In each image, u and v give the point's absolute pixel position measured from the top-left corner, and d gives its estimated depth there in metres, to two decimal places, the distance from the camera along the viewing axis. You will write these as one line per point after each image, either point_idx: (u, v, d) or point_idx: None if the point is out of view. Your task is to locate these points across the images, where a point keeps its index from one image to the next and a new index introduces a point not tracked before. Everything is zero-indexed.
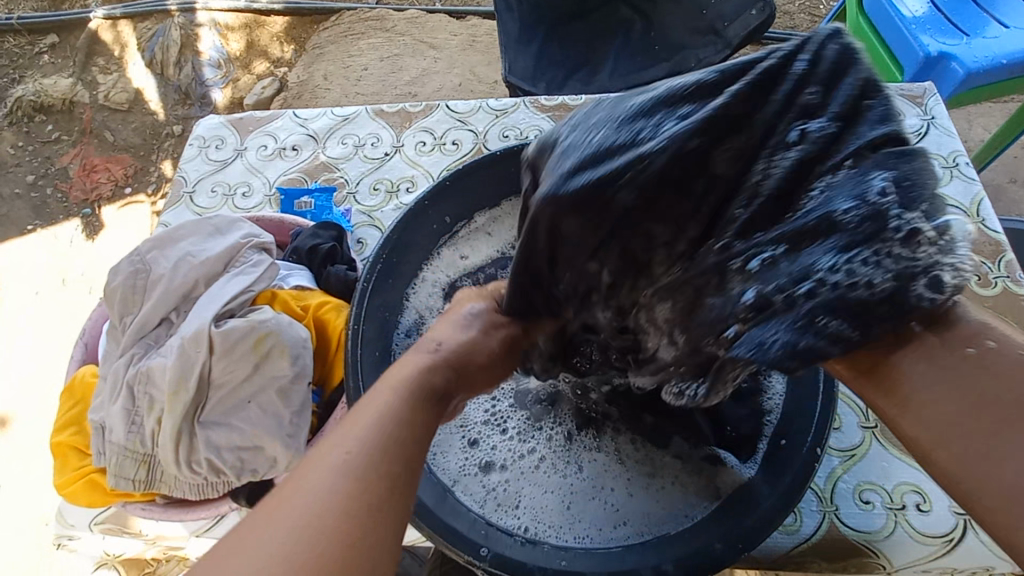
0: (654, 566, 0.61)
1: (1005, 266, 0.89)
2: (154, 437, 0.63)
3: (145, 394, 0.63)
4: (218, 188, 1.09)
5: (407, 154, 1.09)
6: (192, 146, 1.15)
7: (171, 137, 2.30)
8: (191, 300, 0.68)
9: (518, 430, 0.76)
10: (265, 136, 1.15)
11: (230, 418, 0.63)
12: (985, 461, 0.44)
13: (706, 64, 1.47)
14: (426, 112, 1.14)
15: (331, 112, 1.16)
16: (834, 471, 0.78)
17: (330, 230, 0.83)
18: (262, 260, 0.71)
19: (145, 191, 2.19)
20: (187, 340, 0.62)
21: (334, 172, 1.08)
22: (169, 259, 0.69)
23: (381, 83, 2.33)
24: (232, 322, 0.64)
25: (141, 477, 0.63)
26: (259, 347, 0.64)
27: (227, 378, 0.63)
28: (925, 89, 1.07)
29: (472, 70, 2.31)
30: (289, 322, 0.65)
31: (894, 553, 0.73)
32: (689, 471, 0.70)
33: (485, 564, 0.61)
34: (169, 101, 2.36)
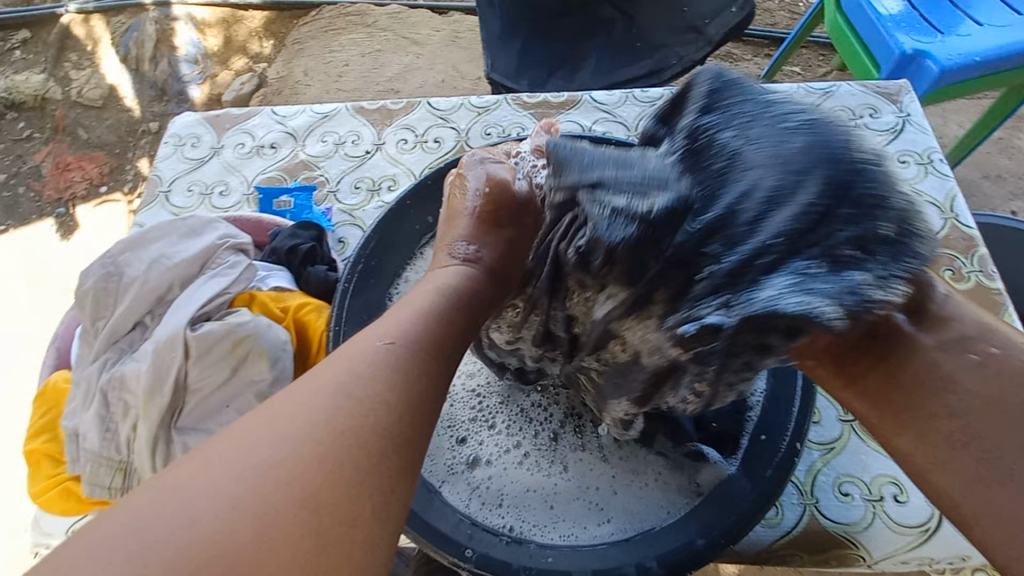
0: (638, 564, 0.62)
1: (978, 261, 0.91)
2: (130, 444, 0.61)
3: (120, 400, 0.62)
4: (195, 188, 1.07)
5: (388, 152, 1.08)
6: (167, 144, 1.13)
7: (146, 134, 2.25)
8: (167, 303, 0.67)
9: (504, 429, 0.76)
10: (242, 134, 1.13)
11: (208, 424, 0.62)
12: (983, 488, 0.47)
13: (687, 61, 1.48)
14: (407, 109, 1.13)
15: (311, 110, 1.14)
16: (814, 465, 0.79)
17: (309, 230, 0.81)
18: (240, 261, 0.70)
19: (121, 190, 2.14)
20: (162, 345, 0.61)
21: (314, 171, 1.07)
22: (143, 261, 0.67)
23: (363, 80, 2.31)
24: (208, 325, 0.62)
25: (117, 484, 0.61)
26: (236, 349, 0.62)
27: (204, 383, 0.62)
28: (901, 87, 1.09)
29: (455, 67, 2.29)
30: (267, 325, 0.64)
31: (872, 544, 0.74)
32: (672, 468, 0.71)
33: (470, 565, 0.62)
34: (144, 97, 2.31)
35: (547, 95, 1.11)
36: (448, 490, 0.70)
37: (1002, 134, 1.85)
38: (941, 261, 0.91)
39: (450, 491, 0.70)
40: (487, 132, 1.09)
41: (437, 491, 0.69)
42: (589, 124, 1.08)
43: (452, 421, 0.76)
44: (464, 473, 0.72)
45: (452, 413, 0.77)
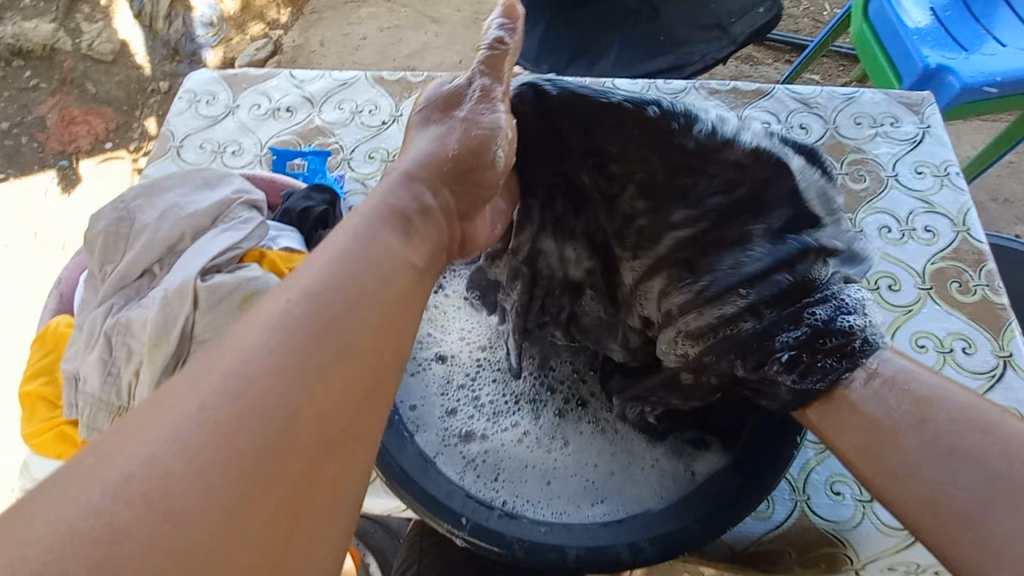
0: (631, 543, 0.61)
1: (986, 275, 0.91)
2: (130, 389, 0.61)
3: (124, 345, 0.61)
4: (207, 145, 1.06)
5: (404, 124, 1.07)
6: (181, 99, 1.11)
7: (156, 93, 2.22)
8: (176, 253, 0.66)
9: (501, 405, 0.76)
10: (258, 95, 1.11)
11: None
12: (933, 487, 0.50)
13: (709, 59, 1.47)
14: (426, 83, 1.12)
15: (329, 76, 1.13)
16: (807, 463, 0.79)
17: (323, 192, 0.80)
18: (253, 217, 0.69)
19: (127, 147, 2.12)
20: (171, 292, 0.60)
21: (328, 137, 1.06)
22: (155, 208, 0.66)
23: (379, 55, 2.28)
24: (219, 277, 0.62)
25: (115, 430, 0.61)
26: (244, 305, 0.61)
27: (210, 335, 0.61)
28: (923, 98, 1.08)
29: (473, 49, 2.27)
30: (278, 283, 0.63)
31: (860, 544, 0.75)
32: (668, 454, 0.71)
33: (464, 533, 0.62)
34: (156, 55, 2.27)
35: (568, 79, 1.10)
36: (444, 460, 0.70)
37: (1014, 158, 1.85)
38: (949, 272, 0.91)
39: (445, 462, 0.70)
40: None
41: (433, 461, 0.69)
42: None
43: (449, 392, 0.76)
44: (460, 444, 0.72)
45: (450, 383, 0.77)
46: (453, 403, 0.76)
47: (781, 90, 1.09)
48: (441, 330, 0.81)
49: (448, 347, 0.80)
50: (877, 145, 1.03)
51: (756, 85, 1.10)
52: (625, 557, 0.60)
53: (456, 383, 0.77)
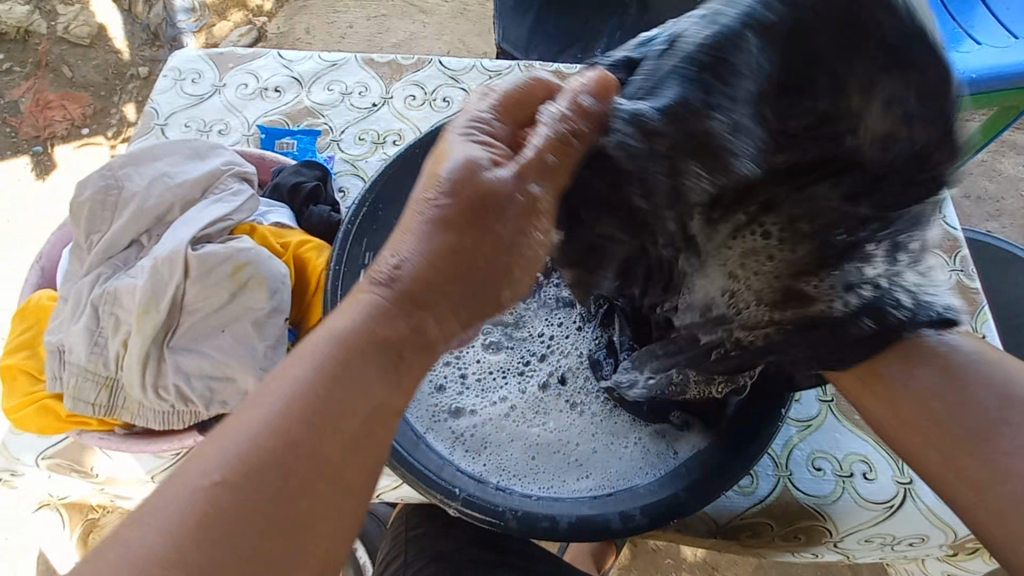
0: (622, 513, 0.62)
1: (960, 261, 0.94)
2: (118, 360, 0.60)
3: (111, 315, 0.60)
4: (193, 123, 1.04)
5: (395, 106, 1.07)
6: (166, 77, 1.09)
7: (135, 78, 2.18)
8: (165, 224, 0.65)
9: (487, 381, 0.76)
10: (245, 74, 1.10)
11: (202, 346, 0.61)
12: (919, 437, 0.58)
13: None
14: (417, 66, 1.12)
15: (318, 56, 1.12)
16: (790, 440, 0.81)
17: (314, 169, 0.80)
18: (243, 189, 0.68)
19: (105, 133, 2.08)
20: (160, 262, 0.60)
21: (318, 118, 1.05)
22: (144, 177, 0.65)
23: (366, 43, 2.27)
24: (209, 247, 0.61)
25: (101, 401, 0.60)
26: (236, 275, 0.61)
27: (201, 305, 0.60)
28: None
29: (461, 40, 2.27)
30: (270, 256, 0.63)
31: (839, 517, 0.78)
32: (653, 434, 0.72)
33: (457, 504, 0.62)
34: (136, 40, 2.22)
35: (559, 65, 1.11)
36: (432, 436, 0.71)
37: (986, 156, 1.91)
38: None
39: (434, 440, 0.71)
40: None
41: (422, 437, 0.70)
42: None
43: (437, 367, 0.77)
44: (447, 420, 0.73)
45: (438, 359, 0.77)
46: (441, 377, 0.76)
47: None
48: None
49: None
50: None
51: None
52: (616, 525, 0.61)
53: (443, 360, 0.77)
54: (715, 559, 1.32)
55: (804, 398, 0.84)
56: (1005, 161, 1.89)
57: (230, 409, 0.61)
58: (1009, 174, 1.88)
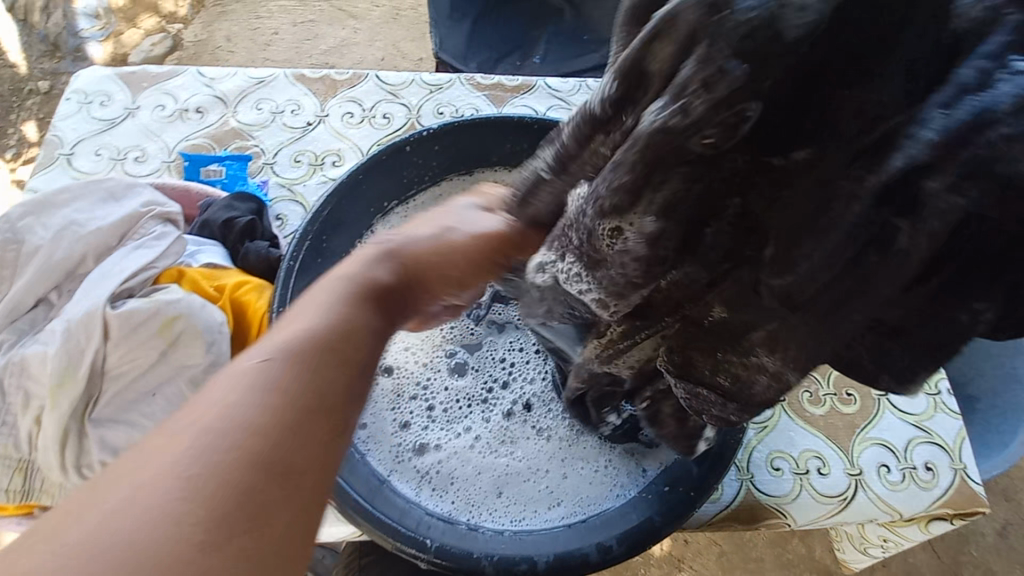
0: (599, 544, 0.61)
1: None
2: (32, 440, 0.53)
3: (19, 389, 0.53)
4: (104, 151, 0.95)
5: (332, 125, 1.01)
6: (70, 101, 0.99)
7: (34, 94, 1.97)
8: (78, 278, 0.58)
9: (451, 412, 0.74)
10: (162, 95, 1.01)
11: (130, 415, 0.54)
12: None
13: None
14: (352, 81, 1.06)
15: (244, 73, 1.05)
16: (749, 443, 0.83)
17: (248, 202, 0.74)
18: (167, 232, 0.62)
19: (2, 156, 1.87)
20: (75, 324, 0.53)
21: (248, 140, 0.98)
22: (48, 228, 0.58)
23: (295, 51, 2.16)
24: (133, 302, 0.55)
25: (15, 487, 0.53)
26: (165, 331, 0.55)
27: (127, 368, 0.54)
28: None
29: (396, 45, 2.20)
30: (203, 304, 0.57)
31: (798, 513, 0.80)
32: (620, 454, 0.71)
33: (430, 555, 0.59)
34: (32, 52, 2.02)
35: (500, 77, 1.09)
36: (397, 479, 0.68)
37: None
38: None
39: (399, 484, 0.67)
40: (440, 111, 1.05)
41: (386, 481, 0.66)
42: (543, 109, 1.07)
43: (401, 403, 0.73)
44: (412, 459, 0.69)
45: (401, 396, 0.74)
46: (404, 413, 0.73)
47: None
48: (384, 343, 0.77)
49: (394, 357, 0.76)
50: None
51: None
52: (594, 559, 0.60)
53: (405, 397, 0.74)
54: (681, 552, 1.36)
55: None
56: None
57: None
58: None
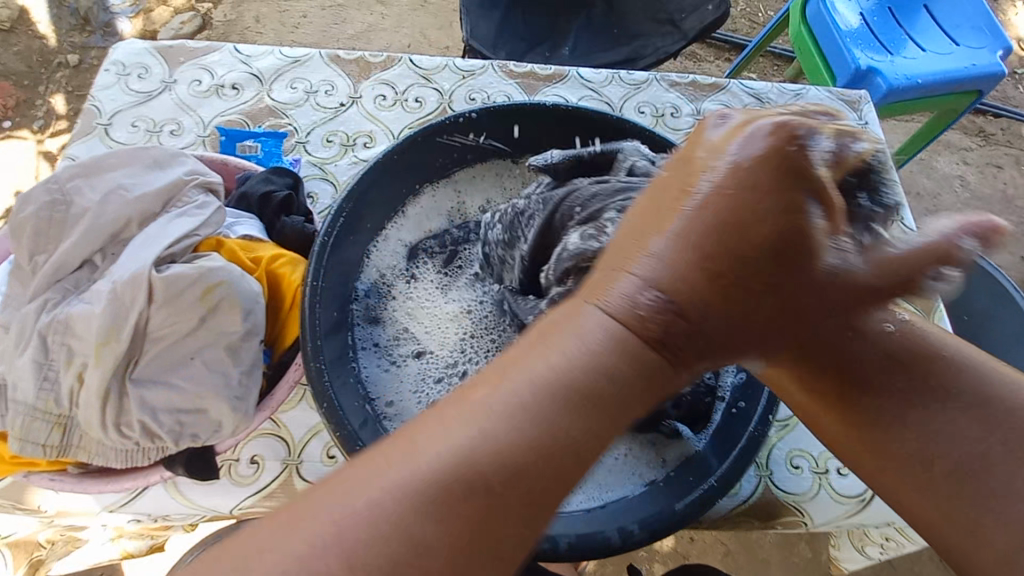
0: (621, 527, 0.61)
1: None
2: (73, 396, 0.54)
3: (62, 346, 0.54)
4: (141, 123, 0.96)
5: (364, 107, 1.02)
6: (108, 72, 1.01)
7: (63, 67, 2.00)
8: (121, 242, 0.59)
9: None
10: (198, 70, 1.02)
11: (169, 377, 0.55)
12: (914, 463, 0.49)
13: (661, 53, 1.49)
14: (386, 64, 1.07)
15: (279, 52, 1.05)
16: (770, 440, 0.83)
17: (285, 176, 0.75)
18: (209, 202, 0.63)
19: (30, 126, 1.90)
20: (121, 285, 0.54)
21: (281, 118, 0.99)
22: (95, 190, 0.59)
23: (321, 34, 2.17)
24: (175, 267, 0.56)
25: (54, 441, 0.54)
26: (205, 298, 0.56)
27: (167, 332, 0.55)
28: (861, 96, 1.15)
29: (422, 33, 2.20)
30: (242, 274, 0.58)
31: (815, 512, 0.79)
32: (641, 444, 0.71)
33: None
34: (65, 25, 2.04)
35: (533, 66, 1.09)
36: None
37: (924, 155, 2.03)
38: None
39: None
40: (471, 97, 1.05)
41: None
42: (574, 100, 1.07)
43: (425, 385, 0.73)
44: None
45: (421, 380, 0.74)
46: (429, 395, 0.73)
47: (737, 85, 1.12)
48: (405, 323, 0.78)
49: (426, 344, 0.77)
50: None
51: (712, 78, 1.13)
52: (617, 542, 0.59)
53: (431, 380, 0.74)
54: (687, 549, 1.36)
55: None
56: (941, 160, 2.01)
57: (204, 442, 0.57)
58: (945, 172, 2.00)
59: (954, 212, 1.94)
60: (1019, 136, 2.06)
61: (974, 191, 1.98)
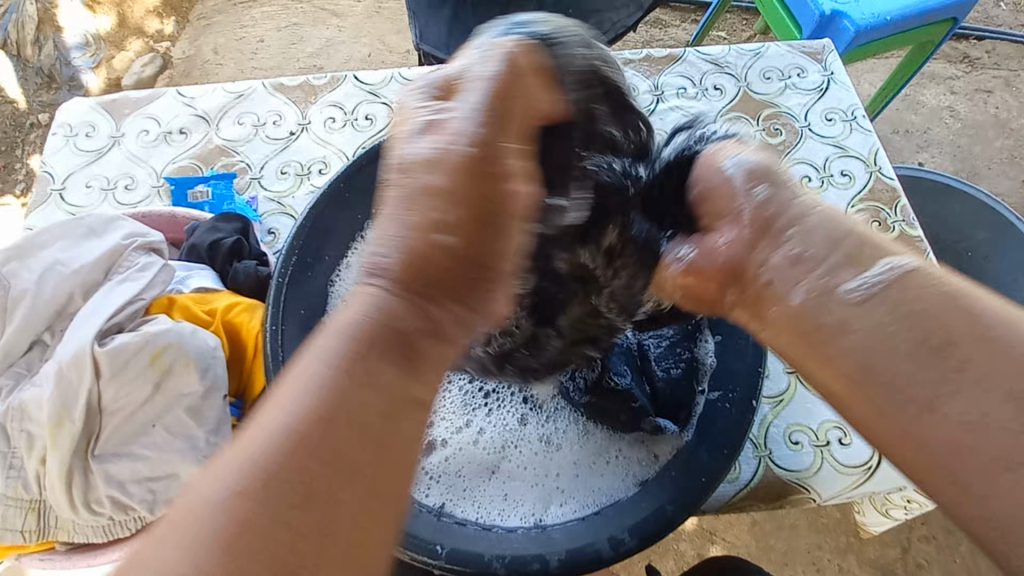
0: (610, 536, 0.60)
1: (901, 211, 0.95)
2: (40, 480, 0.54)
3: (22, 432, 0.54)
4: (95, 183, 0.96)
5: (315, 132, 1.00)
6: (56, 135, 1.00)
7: (35, 127, 2.00)
8: (68, 317, 0.59)
9: (449, 411, 0.71)
10: (145, 120, 1.01)
11: (131, 447, 0.55)
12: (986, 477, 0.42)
13: (620, 28, 1.44)
14: (332, 85, 1.05)
15: (222, 89, 1.04)
16: (765, 418, 0.81)
17: (232, 221, 0.73)
18: (152, 262, 0.62)
19: (13, 192, 1.90)
20: (66, 364, 0.53)
21: (233, 157, 0.98)
22: (33, 270, 0.59)
23: (282, 57, 2.14)
24: (119, 337, 0.55)
25: (30, 526, 0.54)
26: (156, 362, 0.56)
27: (122, 403, 0.55)
28: (823, 46, 1.11)
29: (382, 40, 2.17)
30: (192, 331, 0.57)
31: (822, 487, 0.78)
32: (631, 442, 0.68)
33: (442, 562, 0.58)
34: (29, 86, 2.03)
35: None
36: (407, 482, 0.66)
37: (909, 91, 1.96)
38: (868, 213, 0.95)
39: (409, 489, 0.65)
40: None
41: None
42: None
43: None
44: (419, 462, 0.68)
45: None
46: None
47: (692, 52, 1.09)
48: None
49: None
50: (788, 97, 1.06)
51: (667, 50, 1.09)
52: (607, 553, 0.59)
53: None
54: (713, 525, 1.33)
55: (773, 373, 0.84)
56: (927, 93, 1.95)
57: None
58: (932, 105, 1.93)
59: (947, 145, 1.87)
60: (1007, 56, 1.99)
61: (965, 120, 1.91)
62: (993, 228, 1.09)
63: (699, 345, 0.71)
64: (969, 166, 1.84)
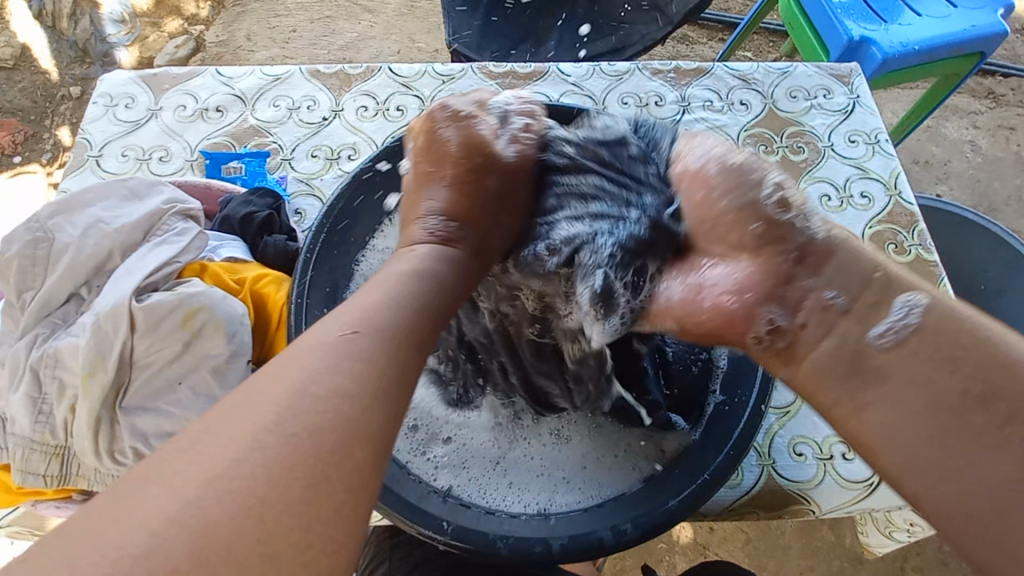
0: (612, 527, 0.61)
1: (918, 236, 0.96)
2: (67, 427, 0.56)
3: (54, 378, 0.56)
4: (130, 152, 0.98)
5: (346, 119, 1.03)
6: (97, 104, 1.03)
7: (67, 99, 2.04)
8: (105, 274, 0.61)
9: (460, 401, 0.73)
10: (183, 96, 1.04)
11: (157, 402, 0.57)
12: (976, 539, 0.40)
13: (649, 40, 1.45)
14: (366, 75, 1.07)
15: (259, 71, 1.06)
16: (771, 428, 0.82)
17: (266, 197, 0.75)
18: (188, 228, 0.64)
19: (39, 160, 1.94)
20: (103, 316, 0.56)
21: (266, 137, 1.00)
22: (77, 225, 0.61)
23: (312, 47, 2.18)
24: (156, 295, 0.57)
25: (53, 471, 0.56)
26: (187, 323, 0.58)
27: (152, 358, 0.57)
28: (851, 70, 1.12)
29: (411, 38, 2.20)
30: (223, 297, 0.59)
31: (822, 499, 0.78)
32: (640, 437, 0.69)
33: (447, 537, 0.60)
34: (64, 59, 2.08)
35: (513, 65, 1.08)
36: (416, 466, 0.67)
37: (931, 122, 1.97)
38: (885, 235, 0.96)
39: (417, 472, 0.66)
40: None
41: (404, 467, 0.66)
42: (555, 96, 1.06)
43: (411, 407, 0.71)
44: (430, 448, 0.69)
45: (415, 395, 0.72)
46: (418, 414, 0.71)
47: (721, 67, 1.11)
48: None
49: None
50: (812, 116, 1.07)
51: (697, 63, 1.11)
52: (609, 541, 0.60)
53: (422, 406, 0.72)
54: (706, 539, 1.33)
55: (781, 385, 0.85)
56: (948, 126, 1.95)
57: None
58: (953, 138, 1.94)
59: (966, 178, 1.88)
60: None
61: (986, 155, 1.91)
62: (1008, 263, 1.09)
63: (715, 346, 0.73)
64: (987, 202, 1.84)
